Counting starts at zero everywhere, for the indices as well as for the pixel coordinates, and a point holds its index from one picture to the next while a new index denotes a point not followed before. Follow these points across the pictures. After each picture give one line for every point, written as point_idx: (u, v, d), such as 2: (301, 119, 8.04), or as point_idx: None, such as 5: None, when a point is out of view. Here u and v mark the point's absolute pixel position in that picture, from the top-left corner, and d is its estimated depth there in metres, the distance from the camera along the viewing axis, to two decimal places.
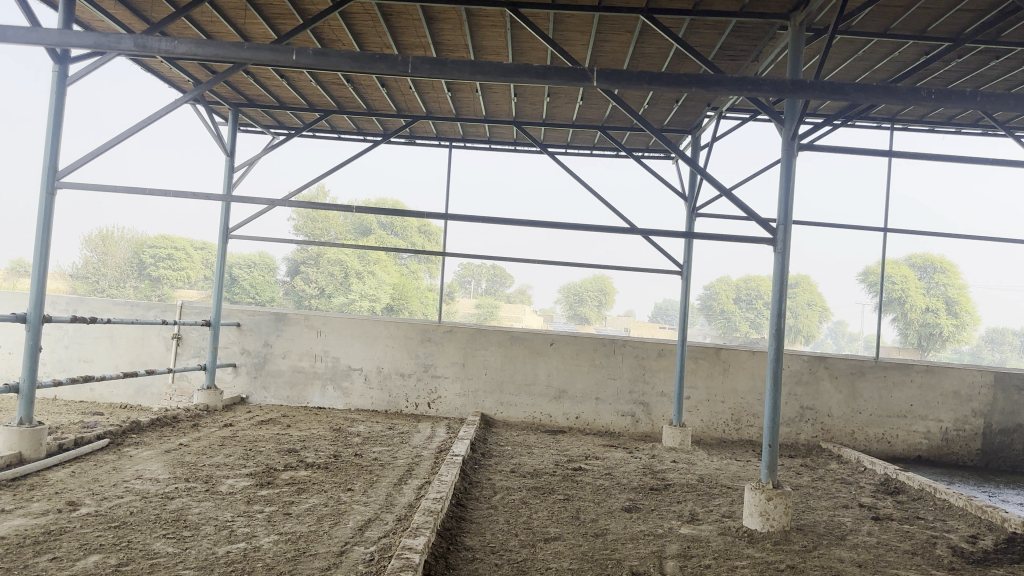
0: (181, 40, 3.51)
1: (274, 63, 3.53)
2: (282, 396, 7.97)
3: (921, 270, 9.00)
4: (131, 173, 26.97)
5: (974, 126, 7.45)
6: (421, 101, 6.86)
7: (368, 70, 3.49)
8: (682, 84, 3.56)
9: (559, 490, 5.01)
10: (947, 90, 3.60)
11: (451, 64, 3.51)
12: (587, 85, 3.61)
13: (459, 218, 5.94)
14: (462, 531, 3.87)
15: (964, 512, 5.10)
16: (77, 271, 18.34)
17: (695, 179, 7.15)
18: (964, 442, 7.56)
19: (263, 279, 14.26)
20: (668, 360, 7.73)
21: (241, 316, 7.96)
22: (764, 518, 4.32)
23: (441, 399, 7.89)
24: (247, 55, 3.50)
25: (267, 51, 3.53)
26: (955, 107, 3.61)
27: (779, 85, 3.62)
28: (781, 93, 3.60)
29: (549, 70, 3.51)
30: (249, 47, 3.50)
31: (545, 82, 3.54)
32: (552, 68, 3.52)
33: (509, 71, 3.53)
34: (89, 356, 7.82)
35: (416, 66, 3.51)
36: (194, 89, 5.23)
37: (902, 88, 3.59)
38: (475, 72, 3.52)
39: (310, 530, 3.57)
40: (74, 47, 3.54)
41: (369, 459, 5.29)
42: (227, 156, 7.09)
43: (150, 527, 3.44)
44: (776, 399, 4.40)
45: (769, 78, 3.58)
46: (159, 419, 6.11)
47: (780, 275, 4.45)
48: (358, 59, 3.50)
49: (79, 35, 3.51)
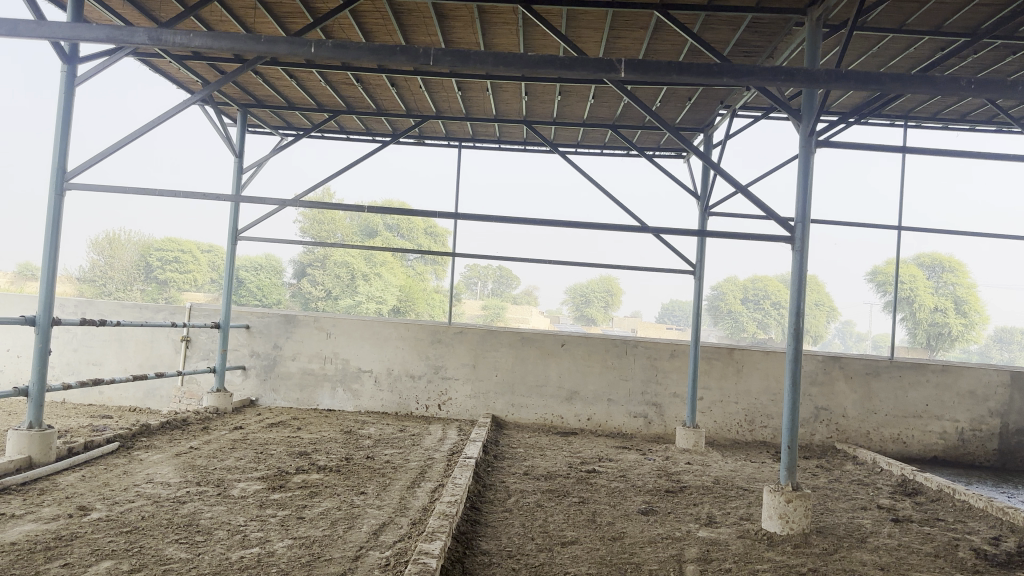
0: (196, 33, 3.44)
1: (291, 55, 3.49)
2: (292, 399, 7.93)
3: (930, 271, 8.73)
4: (156, 174, 27.04)
5: (989, 123, 7.37)
6: (430, 100, 6.80)
7: (387, 63, 3.44)
8: (713, 75, 3.52)
9: (574, 492, 4.95)
10: (983, 79, 3.49)
11: (473, 56, 3.43)
12: (613, 76, 3.54)
13: (471, 217, 5.87)
14: (478, 535, 3.81)
15: (984, 513, 5.03)
16: (84, 274, 18.16)
17: (708, 177, 7.07)
18: (980, 442, 7.47)
19: (270, 281, 14.16)
20: (681, 361, 7.66)
21: (250, 318, 7.92)
22: (783, 520, 4.25)
23: (452, 401, 7.83)
24: (264, 49, 3.48)
25: (285, 44, 3.49)
26: (989, 99, 3.50)
27: (801, 74, 3.53)
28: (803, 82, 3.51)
29: (575, 62, 3.46)
30: (267, 39, 3.48)
31: (571, 73, 3.48)
32: (576, 58, 3.47)
33: (534, 62, 3.45)
34: (98, 359, 7.78)
35: (439, 58, 3.45)
36: (203, 90, 5.11)
37: (940, 78, 3.51)
38: (499, 64, 3.43)
39: (324, 534, 3.51)
40: (84, 41, 3.49)
41: (381, 461, 5.24)
42: (236, 157, 7.04)
43: (162, 532, 3.39)
44: (795, 399, 4.33)
45: (790, 68, 3.50)
46: (169, 422, 6.07)
47: (799, 274, 4.38)
48: (377, 51, 3.44)
49: (90, 28, 3.46)
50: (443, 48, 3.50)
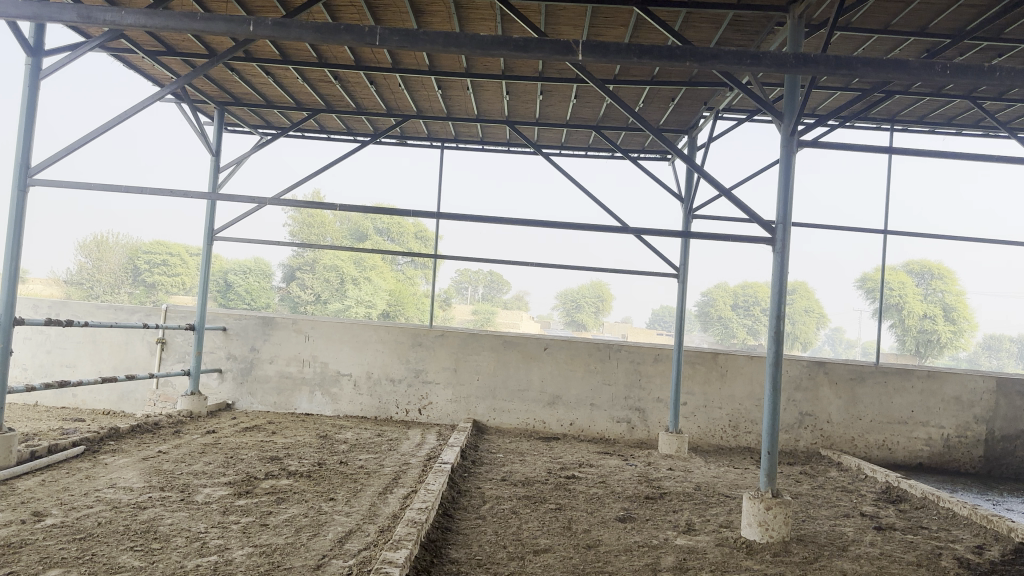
0: (128, 10, 3.35)
1: (229, 34, 3.31)
2: (269, 403, 7.79)
3: (918, 275, 8.62)
4: (157, 172, 26.83)
5: (975, 127, 7.36)
6: (410, 99, 6.67)
7: (333, 42, 3.30)
8: (676, 58, 3.39)
9: (550, 499, 4.84)
10: (961, 65, 3.37)
11: (423, 35, 3.31)
12: (573, 59, 3.38)
13: (451, 217, 5.77)
14: (448, 543, 3.70)
15: (968, 521, 4.95)
16: (71, 278, 17.99)
17: (692, 179, 7.00)
18: (966, 449, 7.40)
19: (258, 285, 13.82)
20: (664, 365, 7.57)
21: (227, 320, 7.78)
22: (763, 528, 4.16)
23: (433, 405, 7.72)
24: (199, 26, 3.31)
25: (221, 22, 3.31)
26: (968, 85, 3.39)
27: (780, 60, 3.41)
28: (781, 67, 3.39)
29: (531, 43, 3.31)
30: (204, 17, 3.30)
31: (526, 55, 3.34)
32: (534, 40, 3.32)
33: (489, 43, 3.32)
34: (71, 361, 7.63)
35: (386, 37, 3.30)
36: (170, 85, 4.98)
37: (916, 62, 3.39)
38: (450, 45, 3.32)
39: (287, 542, 3.39)
40: (12, 18, 3.36)
41: (355, 467, 5.12)
42: (213, 156, 6.91)
43: (117, 539, 3.26)
44: (775, 404, 4.24)
45: (769, 52, 3.36)
46: (140, 425, 5.92)
47: (780, 276, 4.29)
48: (320, 29, 3.30)
49: (17, 4, 3.33)
50: (392, 28, 3.35)
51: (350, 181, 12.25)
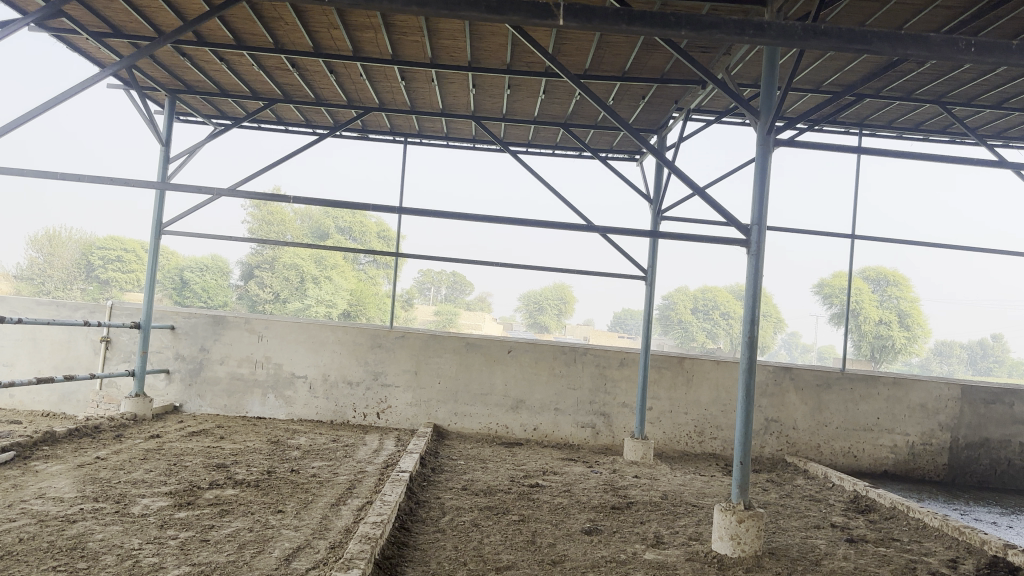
0: None
1: None
2: (219, 405, 7.46)
3: (875, 284, 8.33)
4: (106, 165, 25.68)
5: (943, 133, 7.37)
6: (372, 90, 6.40)
7: None
8: (669, 26, 2.98)
9: (514, 510, 4.61)
10: (986, 42, 3.01)
11: None
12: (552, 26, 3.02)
13: (410, 211, 5.49)
14: (404, 560, 3.46)
15: (940, 533, 4.83)
16: (22, 272, 17.25)
17: (661, 180, 6.85)
18: (930, 457, 7.34)
19: (215, 282, 13.27)
20: (630, 369, 7.41)
21: (175, 318, 7.44)
22: (734, 542, 3.98)
23: (391, 409, 7.45)
24: None
25: None
26: (992, 64, 3.04)
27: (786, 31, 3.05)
28: (787, 39, 3.03)
29: (505, 5, 2.93)
30: None
31: (499, 17, 2.95)
32: (510, 0, 2.93)
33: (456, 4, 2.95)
34: (10, 359, 7.26)
35: None
36: (112, 66, 4.65)
37: (934, 38, 3.03)
38: (412, 4, 2.92)
39: (228, 560, 3.12)
40: None
41: (307, 475, 4.85)
42: (162, 146, 6.56)
43: (39, 558, 2.96)
44: (748, 411, 4.07)
45: (773, 21, 3.02)
46: (78, 429, 5.55)
47: (753, 280, 4.13)
48: None
49: None
50: None
51: (309, 176, 11.96)
